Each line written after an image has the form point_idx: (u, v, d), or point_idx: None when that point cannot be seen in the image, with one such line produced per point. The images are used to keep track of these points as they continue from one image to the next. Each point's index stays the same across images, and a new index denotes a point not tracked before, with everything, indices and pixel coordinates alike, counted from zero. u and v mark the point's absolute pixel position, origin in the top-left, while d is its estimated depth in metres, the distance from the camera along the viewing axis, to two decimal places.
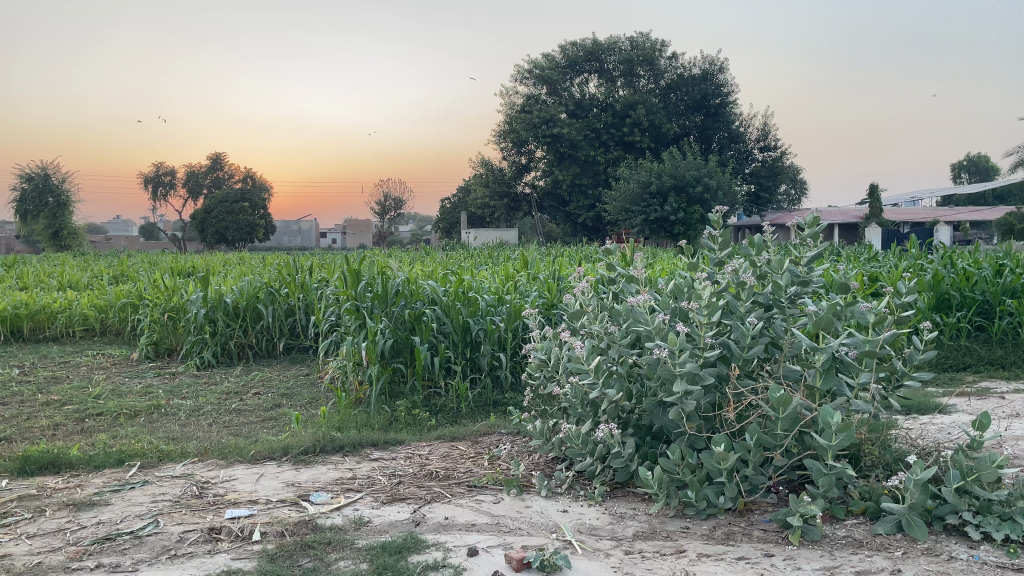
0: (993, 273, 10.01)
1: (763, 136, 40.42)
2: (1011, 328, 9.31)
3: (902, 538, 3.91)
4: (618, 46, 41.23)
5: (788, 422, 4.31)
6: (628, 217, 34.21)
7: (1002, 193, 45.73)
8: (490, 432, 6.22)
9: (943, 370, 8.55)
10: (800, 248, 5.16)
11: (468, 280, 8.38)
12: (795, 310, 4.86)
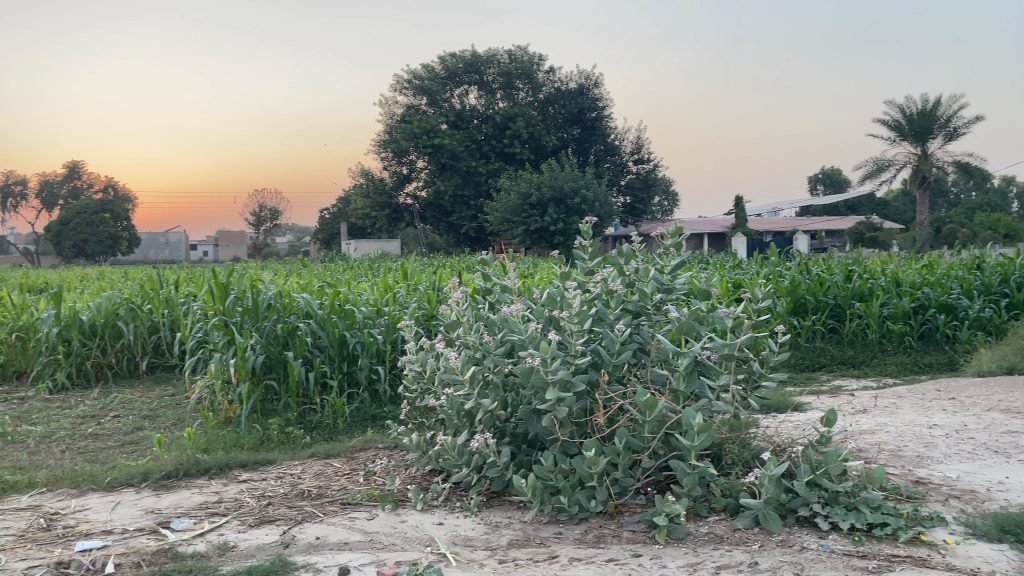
0: (843, 278, 10.74)
1: (637, 149, 41.85)
2: (860, 329, 10.00)
3: (758, 531, 4.12)
4: (496, 59, 41.78)
5: (654, 425, 4.47)
6: (509, 228, 34.69)
7: (854, 204, 49.31)
8: (365, 447, 6.11)
9: (801, 370, 9.09)
10: (663, 257, 5.41)
11: (344, 292, 8.21)
12: (660, 316, 5.07)
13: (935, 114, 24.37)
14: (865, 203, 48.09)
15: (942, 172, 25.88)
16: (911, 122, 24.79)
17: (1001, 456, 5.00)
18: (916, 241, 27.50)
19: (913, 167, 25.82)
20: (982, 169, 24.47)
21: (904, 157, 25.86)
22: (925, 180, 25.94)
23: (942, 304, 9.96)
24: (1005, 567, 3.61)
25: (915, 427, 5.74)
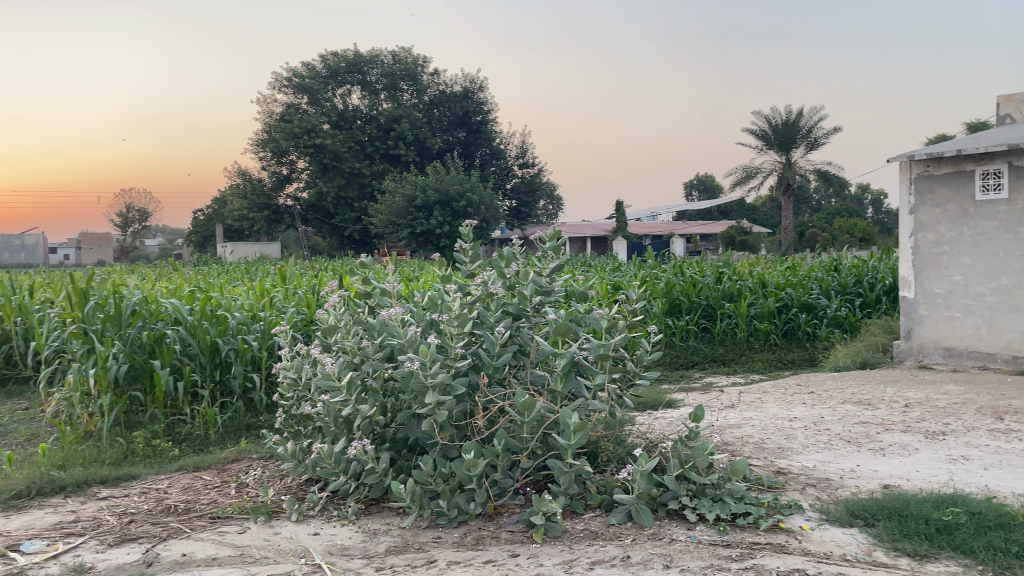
0: (714, 280, 11.26)
1: (522, 153, 42.35)
2: (730, 328, 10.51)
3: (631, 526, 4.25)
4: (379, 59, 41.33)
5: (532, 426, 4.52)
6: (393, 231, 34.39)
7: (726, 209, 51.71)
8: (238, 458, 5.89)
9: (675, 368, 9.44)
10: (541, 260, 5.50)
11: (217, 297, 7.89)
12: (539, 318, 5.14)
13: (798, 124, 25.92)
14: (736, 208, 50.57)
15: (804, 180, 27.56)
16: (776, 132, 26.27)
17: (853, 445, 5.37)
18: (782, 244, 29.18)
19: (778, 175, 27.34)
20: (839, 178, 26.22)
21: (771, 165, 27.35)
22: (790, 187, 27.54)
23: (803, 303, 10.61)
24: (853, 549, 3.88)
25: (778, 421, 6.08)
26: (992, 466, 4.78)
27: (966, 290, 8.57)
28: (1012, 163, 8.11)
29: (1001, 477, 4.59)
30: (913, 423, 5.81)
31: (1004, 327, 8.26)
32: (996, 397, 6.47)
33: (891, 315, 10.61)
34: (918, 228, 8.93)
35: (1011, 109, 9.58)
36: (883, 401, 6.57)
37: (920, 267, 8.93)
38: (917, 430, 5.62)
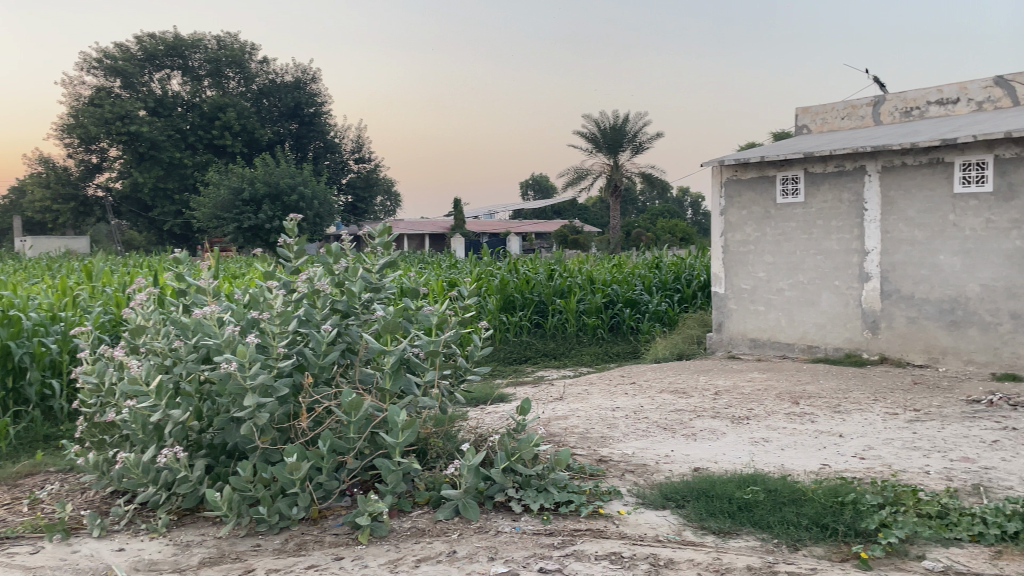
0: (546, 277, 11.60)
1: (358, 148, 41.51)
2: (561, 323, 10.85)
3: (458, 521, 4.27)
4: (203, 44, 39.12)
5: (359, 425, 4.42)
6: (218, 225, 32.50)
7: (558, 208, 53.15)
8: (33, 472, 5.36)
9: (508, 363, 9.61)
10: (370, 256, 5.42)
11: (8, 296, 7.15)
12: (368, 316, 5.04)
13: (624, 129, 27.24)
14: (569, 207, 52.28)
15: (631, 182, 28.93)
16: (605, 135, 27.43)
17: (668, 432, 5.69)
18: (611, 243, 30.49)
19: (606, 176, 28.52)
20: (661, 180, 27.79)
21: (599, 167, 28.49)
22: (617, 188, 28.83)
23: (628, 299, 11.16)
24: (665, 530, 4.12)
25: (602, 411, 6.34)
26: (788, 446, 5.23)
27: (769, 286, 9.33)
28: (807, 170, 8.90)
29: (794, 456, 5.04)
30: (721, 409, 6.25)
31: (801, 319, 9.07)
32: (792, 383, 7.09)
33: (706, 309, 11.37)
34: (727, 228, 9.69)
35: (807, 120, 10.52)
36: (696, 390, 7.02)
37: (730, 265, 9.71)
38: (724, 416, 6.06)
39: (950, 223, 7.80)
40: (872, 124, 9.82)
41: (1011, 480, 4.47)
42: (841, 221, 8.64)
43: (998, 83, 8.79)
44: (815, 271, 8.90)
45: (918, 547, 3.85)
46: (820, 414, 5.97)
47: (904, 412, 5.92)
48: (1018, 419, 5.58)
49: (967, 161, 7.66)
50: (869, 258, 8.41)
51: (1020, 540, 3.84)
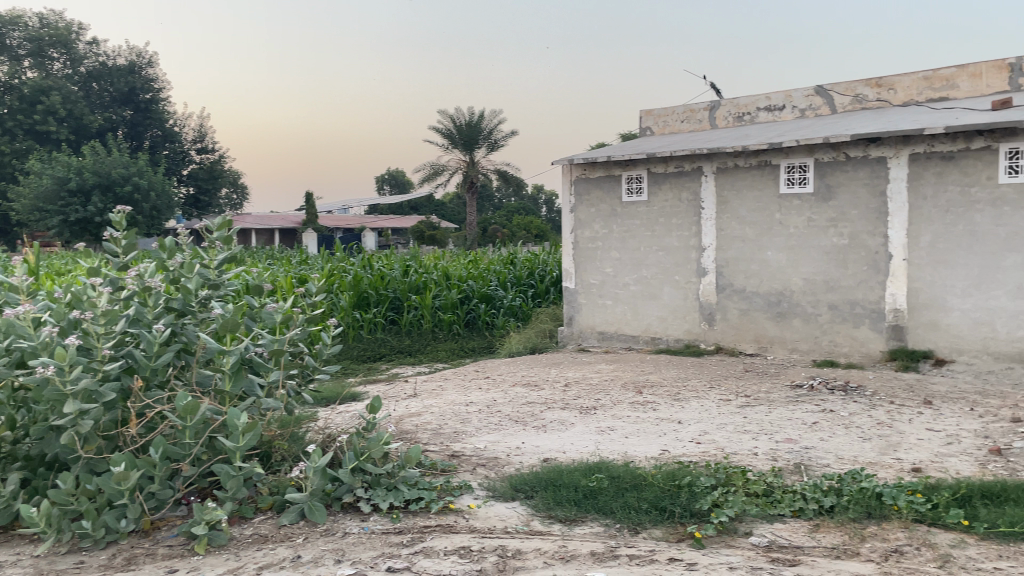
0: (401, 273, 11.49)
1: (200, 137, 39.34)
2: (416, 320, 10.78)
3: (304, 524, 4.14)
4: (21, 20, 35.80)
5: (196, 430, 4.18)
6: (40, 218, 29.80)
7: (414, 204, 52.65)
8: None
9: (361, 361, 9.44)
10: (208, 251, 5.13)
11: None
12: (206, 314, 4.77)
13: (478, 126, 27.43)
14: (426, 204, 51.94)
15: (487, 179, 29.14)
16: (460, 132, 27.45)
17: (519, 424, 5.79)
18: (467, 239, 30.58)
19: (463, 173, 28.55)
20: (515, 177, 28.23)
21: (455, 163, 28.52)
22: (472, 184, 29.01)
23: (483, 295, 11.25)
24: (514, 521, 4.17)
25: (455, 406, 6.35)
26: (631, 434, 5.45)
27: (616, 281, 9.70)
28: (650, 170, 9.31)
29: (637, 443, 5.26)
30: (570, 400, 6.43)
31: (644, 313, 9.49)
32: (636, 374, 7.41)
33: (558, 304, 11.67)
34: (577, 225, 10.00)
35: (650, 122, 11.01)
36: (547, 382, 7.19)
37: (580, 261, 10.01)
38: (573, 407, 6.23)
39: (777, 222, 8.40)
40: (709, 127, 10.41)
41: (827, 458, 4.87)
42: (681, 219, 9.10)
43: (818, 92, 9.50)
44: (658, 266, 9.33)
45: (745, 524, 4.12)
46: (661, 402, 6.27)
47: (736, 398, 6.33)
48: (834, 402, 6.09)
49: (791, 164, 8.27)
50: (706, 254, 8.92)
51: (834, 512, 4.19)
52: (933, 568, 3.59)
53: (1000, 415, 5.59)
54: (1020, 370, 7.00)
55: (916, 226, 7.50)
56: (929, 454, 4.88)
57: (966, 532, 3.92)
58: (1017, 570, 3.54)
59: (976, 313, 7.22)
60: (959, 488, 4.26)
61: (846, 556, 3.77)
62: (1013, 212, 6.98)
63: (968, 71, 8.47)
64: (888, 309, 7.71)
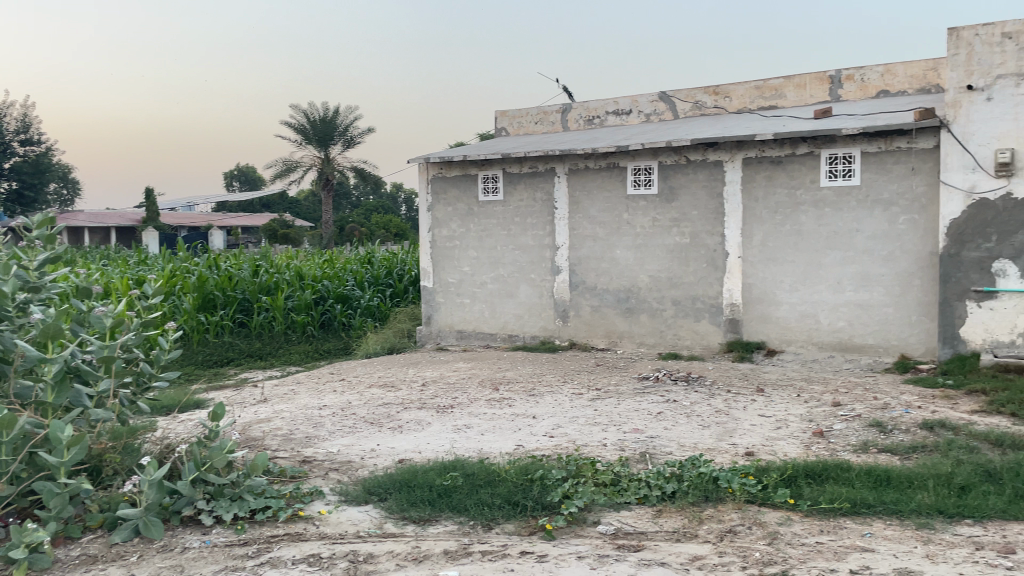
0: (250, 273, 11.03)
1: (24, 127, 36.04)
2: (267, 322, 10.37)
3: (138, 542, 3.89)
4: None
5: (14, 445, 3.82)
6: None
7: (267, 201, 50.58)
8: None
9: (208, 366, 8.98)
10: (26, 251, 4.71)
11: None
12: (25, 320, 4.37)
13: (334, 122, 26.64)
14: (278, 201, 49.93)
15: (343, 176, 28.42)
16: (314, 127, 26.54)
17: (374, 426, 5.70)
18: (323, 238, 29.70)
19: (316, 169, 27.56)
20: (373, 175, 27.65)
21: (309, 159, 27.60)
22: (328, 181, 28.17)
23: (339, 295, 11.00)
24: (366, 525, 4.11)
25: (308, 410, 6.18)
26: (487, 431, 5.50)
27: (473, 280, 9.77)
28: (505, 170, 9.44)
29: (493, 439, 5.31)
30: (427, 400, 6.41)
31: (501, 311, 9.62)
32: (492, 371, 7.49)
33: (416, 303, 11.64)
34: (434, 224, 10.00)
35: (505, 122, 11.18)
36: (404, 382, 7.13)
37: (437, 260, 10.02)
38: (430, 406, 6.21)
39: (625, 221, 8.74)
40: (561, 129, 10.68)
41: (670, 446, 5.11)
42: (536, 218, 9.29)
43: (662, 98, 9.99)
44: (514, 265, 9.48)
45: (594, 513, 4.25)
46: (516, 399, 6.37)
47: (588, 392, 6.54)
48: (678, 392, 6.41)
49: (637, 166, 8.63)
50: (560, 252, 9.15)
51: (675, 497, 4.40)
52: (762, 545, 3.86)
53: (823, 400, 6.09)
54: (840, 358, 7.65)
55: (749, 226, 8.03)
56: (760, 438, 5.24)
57: (792, 510, 4.24)
58: (834, 543, 3.86)
59: (802, 306, 7.83)
60: (786, 469, 4.60)
61: (686, 539, 3.97)
62: (833, 213, 7.62)
63: (793, 82, 9.15)
64: (726, 304, 8.22)
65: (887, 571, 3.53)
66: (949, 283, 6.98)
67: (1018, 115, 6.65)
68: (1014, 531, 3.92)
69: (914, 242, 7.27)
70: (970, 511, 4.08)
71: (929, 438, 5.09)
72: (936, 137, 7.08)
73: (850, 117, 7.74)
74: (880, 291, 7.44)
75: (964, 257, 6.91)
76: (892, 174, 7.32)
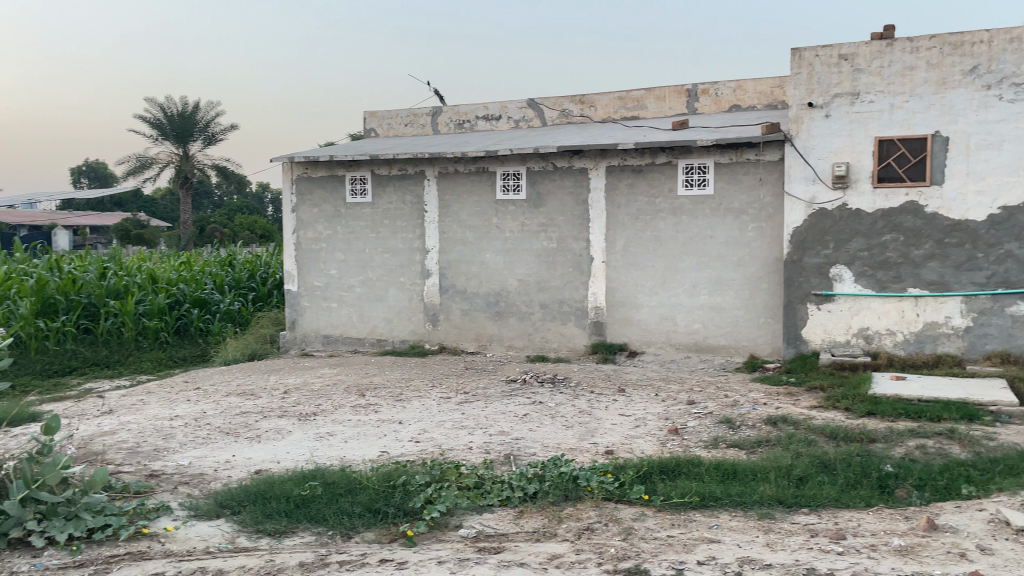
0: (97, 276, 10.37)
1: None
2: (115, 328, 9.76)
3: None
4: None
5: None
6: None
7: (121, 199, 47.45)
8: None
9: (47, 377, 8.37)
10: None
11: None
12: None
13: (193, 118, 25.22)
14: (131, 199, 46.80)
15: (204, 174, 27.04)
16: (171, 122, 25.07)
17: (230, 436, 5.47)
18: (183, 239, 28.14)
19: (174, 166, 26.02)
20: (234, 175, 26.41)
21: (166, 156, 26.09)
22: (188, 180, 26.69)
23: (196, 299, 10.51)
24: (217, 540, 3.93)
25: (158, 421, 5.86)
26: (351, 438, 5.40)
27: (341, 283, 9.58)
28: (374, 172, 9.32)
29: (356, 446, 5.22)
30: (289, 407, 6.21)
31: (369, 315, 9.48)
32: (360, 376, 7.36)
33: (280, 308, 11.34)
34: (299, 225, 9.74)
35: (374, 123, 11.06)
36: (264, 390, 6.89)
37: (303, 263, 9.77)
38: (291, 414, 6.03)
39: (494, 226, 8.83)
40: (431, 132, 10.67)
41: (534, 447, 5.20)
42: (405, 221, 9.22)
43: (530, 105, 10.17)
44: (383, 268, 9.37)
45: (456, 517, 4.25)
46: (382, 404, 6.29)
47: (456, 395, 6.55)
48: (543, 394, 6.52)
49: (506, 172, 8.73)
50: (430, 256, 9.12)
51: (537, 498, 4.47)
52: (617, 541, 3.98)
53: (679, 399, 6.36)
54: (695, 358, 8.03)
55: (613, 232, 8.30)
56: (620, 437, 5.41)
57: (646, 505, 4.41)
58: (684, 536, 4.04)
59: (662, 309, 8.16)
60: (642, 466, 4.77)
61: (545, 539, 4.04)
62: (690, 221, 7.99)
63: (654, 94, 9.54)
64: (591, 307, 8.45)
65: (731, 561, 3.72)
66: (792, 287, 7.47)
67: (852, 132, 7.21)
68: (844, 517, 4.23)
69: (762, 248, 7.73)
70: (806, 500, 4.38)
71: (773, 432, 5.42)
72: (781, 150, 7.57)
73: (704, 129, 8.15)
74: (732, 295, 7.87)
75: (806, 263, 7.41)
76: (743, 184, 7.76)
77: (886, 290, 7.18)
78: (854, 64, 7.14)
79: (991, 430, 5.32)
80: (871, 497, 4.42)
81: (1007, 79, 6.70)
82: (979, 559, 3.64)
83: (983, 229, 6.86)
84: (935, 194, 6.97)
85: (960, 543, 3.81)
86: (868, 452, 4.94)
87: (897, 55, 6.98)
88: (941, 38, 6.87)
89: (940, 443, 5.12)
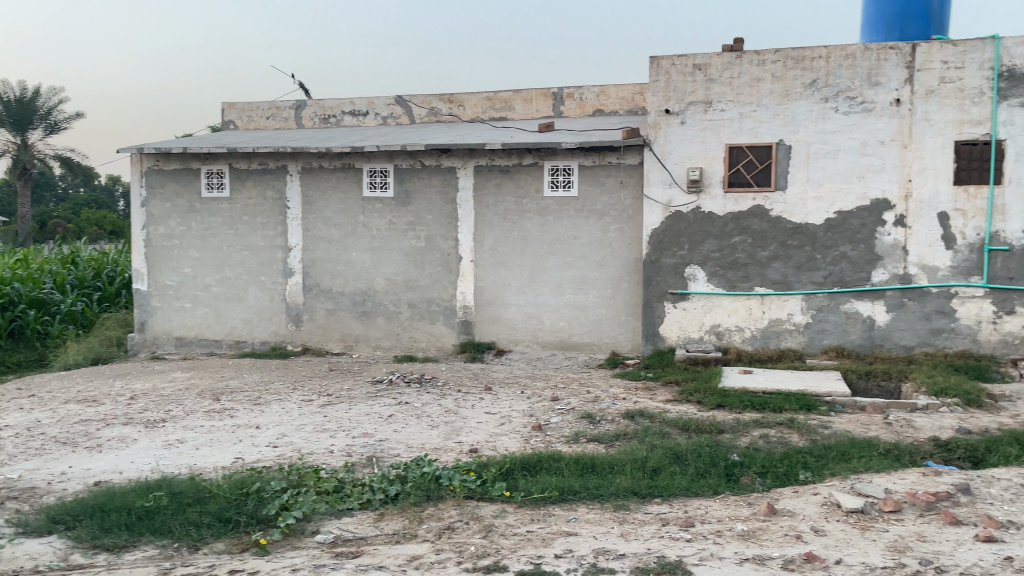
0: None
1: None
2: None
3: None
4: None
5: None
6: None
7: None
8: None
9: None
10: None
11: None
12: None
13: (32, 105, 23.30)
14: None
15: (47, 166, 25.09)
16: (7, 108, 23.05)
17: (67, 446, 5.11)
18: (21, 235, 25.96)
19: (11, 156, 23.99)
20: (80, 167, 24.64)
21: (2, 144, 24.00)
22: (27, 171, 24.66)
23: (32, 299, 9.80)
24: (47, 558, 3.73)
25: None
26: (202, 445, 5.16)
27: (197, 282, 9.15)
28: (232, 166, 8.96)
29: (208, 453, 4.99)
30: (135, 414, 5.86)
31: (228, 315, 9.10)
32: (218, 380, 7.05)
33: (129, 308, 10.67)
34: (151, 221, 9.23)
35: (234, 115, 10.63)
36: (109, 396, 6.48)
37: (156, 261, 9.26)
38: (138, 421, 5.69)
39: (360, 224, 8.68)
40: (295, 126, 10.38)
41: (398, 448, 5.14)
42: (266, 218, 8.91)
43: (398, 102, 10.08)
44: (243, 266, 9.02)
45: (313, 523, 4.14)
46: (239, 409, 6.05)
47: (318, 398, 6.39)
48: (409, 394, 6.47)
49: (373, 169, 8.61)
50: (292, 254, 8.86)
51: (398, 500, 4.42)
52: (477, 539, 4.00)
53: (543, 396, 6.48)
54: (560, 355, 8.21)
55: (481, 231, 8.35)
56: (485, 435, 5.45)
57: (506, 502, 4.46)
58: (543, 530, 4.11)
59: (528, 308, 8.29)
60: (504, 463, 4.82)
61: (405, 540, 4.01)
62: (555, 221, 8.15)
63: (521, 96, 9.69)
64: (459, 306, 8.48)
65: (587, 553, 3.82)
66: (650, 286, 7.77)
67: (705, 139, 7.58)
68: (693, 505, 4.43)
69: (623, 248, 8.00)
70: (659, 490, 4.57)
71: (630, 426, 5.62)
72: (640, 154, 7.86)
73: (568, 131, 8.34)
74: (595, 294, 8.10)
75: (663, 263, 7.72)
76: (605, 186, 8.00)
77: (735, 289, 7.60)
78: (707, 74, 7.51)
79: (826, 419, 5.74)
80: (718, 485, 4.66)
81: (842, 93, 7.25)
82: (813, 540, 3.91)
83: (820, 232, 7.39)
84: (779, 198, 7.45)
85: (796, 525, 4.08)
86: (716, 443, 5.21)
87: (745, 67, 7.41)
88: (784, 52, 7.34)
89: (781, 432, 5.47)
